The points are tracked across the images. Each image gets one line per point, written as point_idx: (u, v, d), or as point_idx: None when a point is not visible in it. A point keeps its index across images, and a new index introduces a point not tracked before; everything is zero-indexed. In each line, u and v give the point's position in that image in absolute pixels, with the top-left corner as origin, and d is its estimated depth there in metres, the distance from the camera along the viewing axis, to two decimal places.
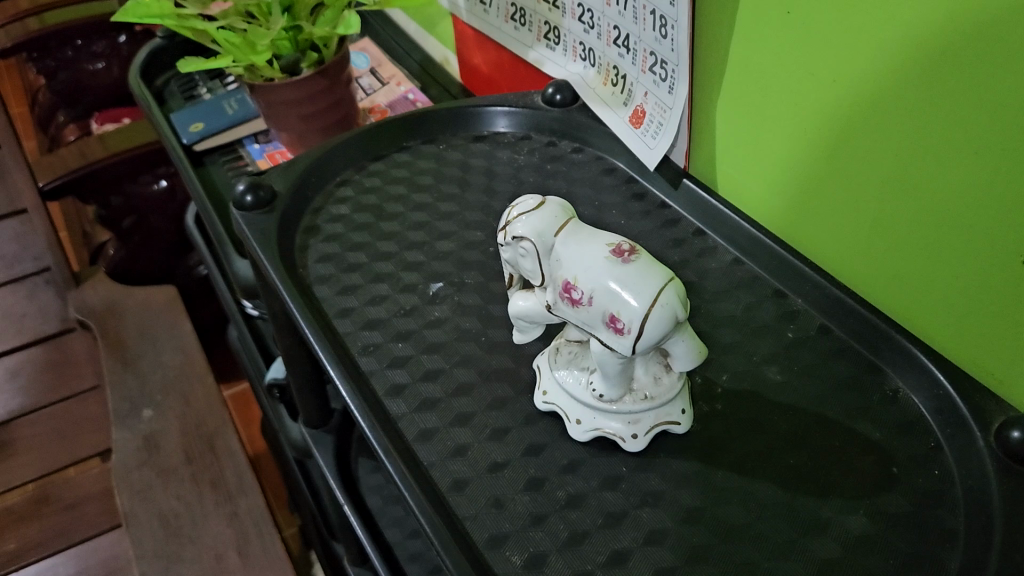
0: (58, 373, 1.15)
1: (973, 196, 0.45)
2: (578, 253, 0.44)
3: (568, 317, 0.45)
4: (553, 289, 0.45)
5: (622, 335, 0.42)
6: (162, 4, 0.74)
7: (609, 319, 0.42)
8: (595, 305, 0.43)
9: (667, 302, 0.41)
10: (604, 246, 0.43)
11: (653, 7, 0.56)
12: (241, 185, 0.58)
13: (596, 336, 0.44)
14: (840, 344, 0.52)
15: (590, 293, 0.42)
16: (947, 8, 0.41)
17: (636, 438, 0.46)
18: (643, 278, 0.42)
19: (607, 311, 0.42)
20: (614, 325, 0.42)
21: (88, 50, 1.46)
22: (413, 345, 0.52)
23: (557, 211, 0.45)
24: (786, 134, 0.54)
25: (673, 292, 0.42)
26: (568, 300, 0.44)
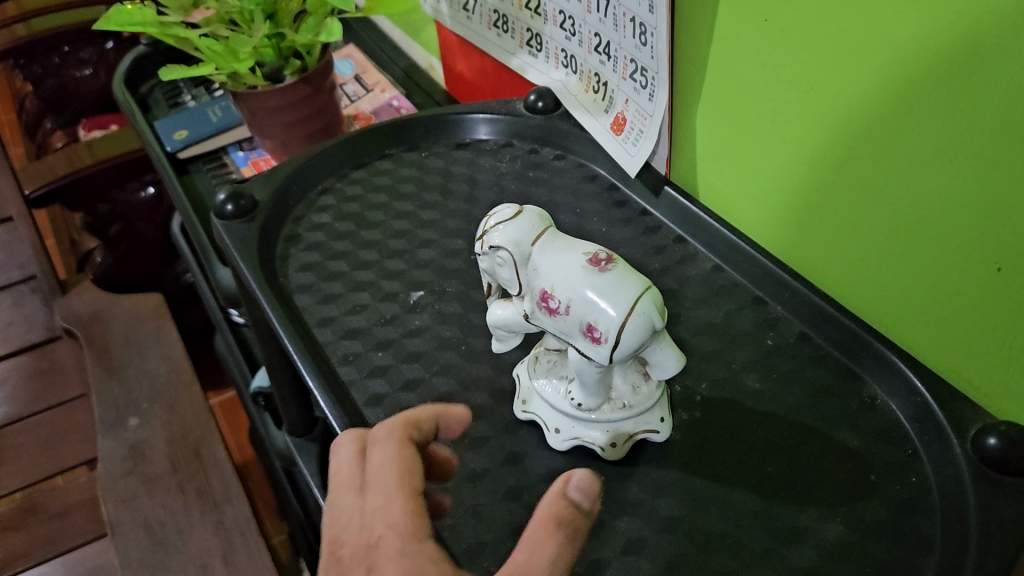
0: (45, 382, 1.14)
1: (950, 204, 0.45)
2: (555, 262, 0.44)
3: (546, 326, 0.45)
4: (530, 298, 0.45)
5: (599, 344, 0.42)
6: (145, 13, 0.74)
7: (585, 328, 0.42)
8: (572, 315, 0.42)
9: (644, 310, 0.41)
10: (580, 254, 0.43)
11: (633, 14, 0.57)
12: (221, 194, 0.58)
13: (573, 346, 0.44)
14: (819, 351, 0.52)
15: (566, 302, 0.42)
16: (921, 15, 0.42)
17: (615, 447, 0.46)
18: (620, 286, 0.42)
19: (584, 320, 0.42)
20: (591, 334, 0.42)
21: (75, 56, 1.44)
22: (393, 355, 0.52)
23: (535, 221, 0.46)
24: (766, 142, 0.54)
25: (650, 302, 0.42)
26: (546, 309, 0.44)
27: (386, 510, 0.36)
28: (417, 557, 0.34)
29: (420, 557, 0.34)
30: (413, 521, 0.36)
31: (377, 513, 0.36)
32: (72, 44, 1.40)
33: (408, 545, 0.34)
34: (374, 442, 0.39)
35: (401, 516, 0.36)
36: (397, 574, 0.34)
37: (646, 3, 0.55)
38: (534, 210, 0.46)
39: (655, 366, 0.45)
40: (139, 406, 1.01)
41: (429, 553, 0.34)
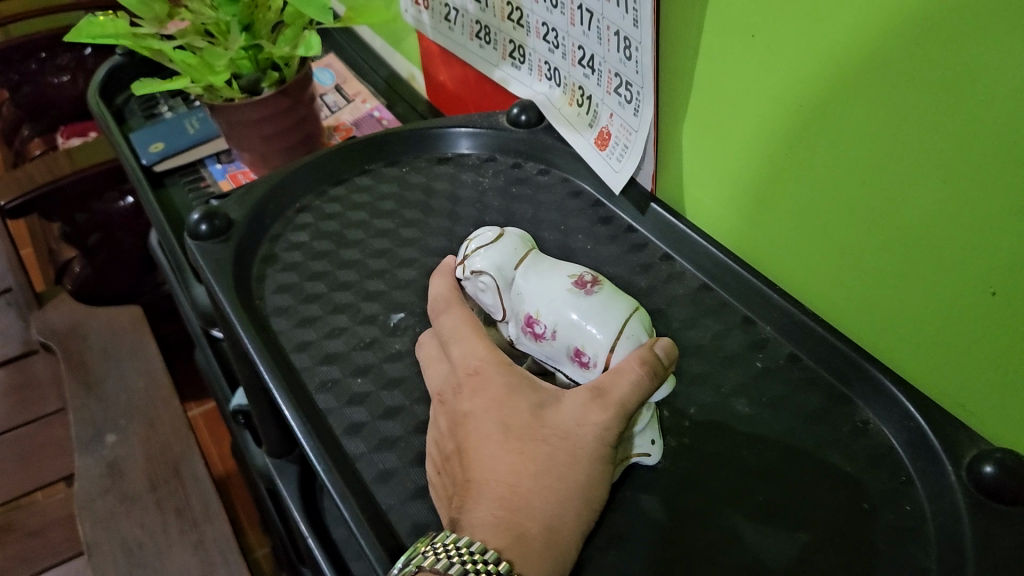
0: (21, 396, 1.12)
1: (940, 225, 0.44)
2: (540, 289, 0.46)
3: (532, 350, 0.47)
4: (515, 323, 0.47)
5: (588, 366, 0.44)
6: (118, 24, 0.72)
7: (574, 352, 0.44)
8: (559, 339, 0.44)
9: (632, 332, 0.44)
10: (566, 277, 0.46)
11: (617, 28, 0.56)
12: (196, 214, 0.58)
13: (560, 368, 0.46)
14: (811, 374, 0.51)
15: (554, 328, 0.44)
16: (911, 32, 0.41)
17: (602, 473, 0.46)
18: (608, 307, 0.44)
19: (572, 345, 0.44)
20: (579, 358, 0.44)
21: (53, 63, 1.41)
22: (372, 381, 0.50)
23: (519, 245, 0.49)
24: (752, 157, 0.53)
25: (640, 322, 0.44)
26: (531, 333, 0.46)
27: (475, 350, 0.46)
28: (509, 378, 0.45)
29: (515, 379, 0.45)
30: (499, 357, 0.46)
31: (467, 354, 0.46)
32: (49, 49, 1.38)
33: (502, 375, 0.45)
34: (444, 305, 0.49)
35: (490, 354, 0.46)
36: (503, 391, 0.44)
37: (631, 18, 0.54)
38: (516, 236, 0.50)
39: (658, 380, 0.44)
40: (117, 422, 0.99)
41: (518, 375, 0.45)
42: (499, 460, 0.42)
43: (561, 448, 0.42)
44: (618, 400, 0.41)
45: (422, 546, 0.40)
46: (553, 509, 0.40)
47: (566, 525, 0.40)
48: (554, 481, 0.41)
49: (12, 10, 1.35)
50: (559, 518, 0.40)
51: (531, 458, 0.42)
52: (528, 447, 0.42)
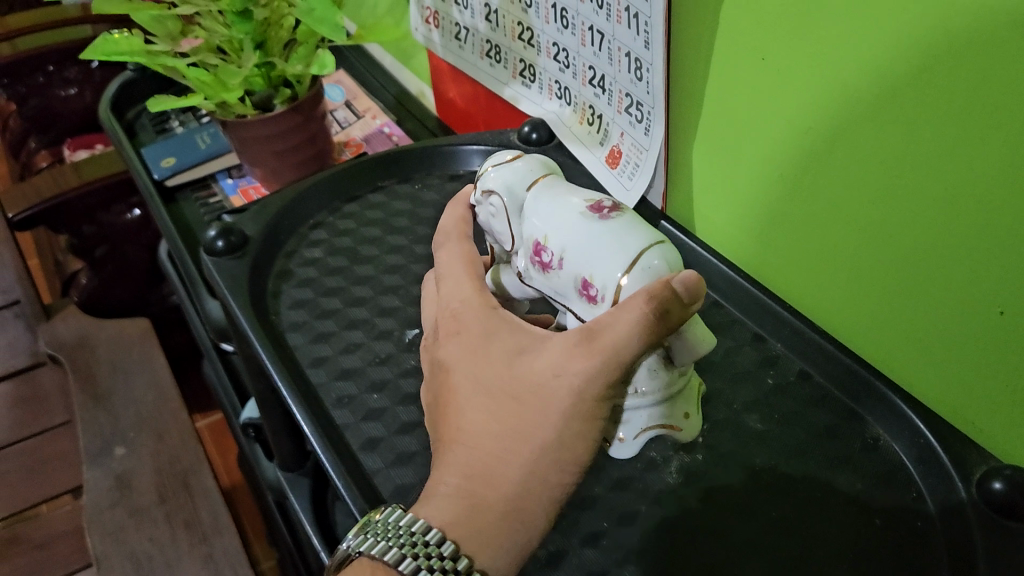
0: (28, 408, 1.12)
1: (947, 246, 0.45)
2: (550, 214, 0.45)
3: (542, 278, 0.47)
4: (524, 254, 0.47)
5: (593, 294, 0.44)
6: (132, 42, 0.73)
7: (580, 281, 0.44)
8: (566, 267, 0.44)
9: (648, 262, 0.42)
10: (582, 202, 0.45)
11: (628, 49, 0.57)
12: (211, 230, 0.58)
13: (570, 296, 0.46)
14: (821, 391, 0.51)
15: (559, 255, 0.44)
16: (920, 58, 0.41)
17: (626, 443, 0.47)
18: (621, 231, 0.43)
19: (581, 276, 0.44)
20: (585, 286, 0.44)
21: (61, 76, 1.42)
22: (388, 397, 0.51)
23: (540, 169, 0.49)
24: (761, 175, 0.54)
25: (661, 249, 0.42)
26: (540, 263, 0.46)
27: (460, 293, 0.47)
28: (490, 323, 0.45)
29: (497, 324, 0.45)
30: (483, 298, 0.47)
31: (452, 295, 0.47)
32: (57, 62, 1.39)
33: (484, 321, 0.45)
34: (446, 239, 0.50)
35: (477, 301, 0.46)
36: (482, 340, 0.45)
37: (642, 39, 0.55)
38: (536, 161, 0.49)
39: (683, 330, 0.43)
40: (125, 435, 0.99)
41: (499, 320, 0.45)
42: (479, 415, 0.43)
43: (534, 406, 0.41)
44: (602, 346, 0.39)
45: (377, 516, 0.43)
46: (519, 477, 0.41)
47: (531, 494, 0.41)
48: (522, 445, 0.41)
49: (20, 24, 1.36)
50: (528, 484, 0.41)
51: (506, 415, 0.42)
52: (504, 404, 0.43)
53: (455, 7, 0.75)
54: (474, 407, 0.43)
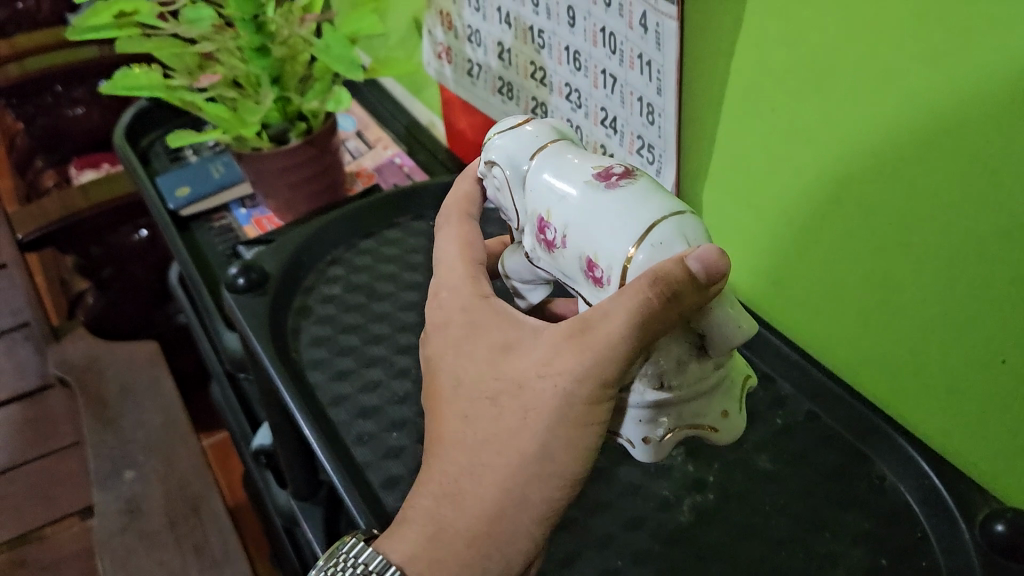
0: (36, 431, 1.13)
1: (951, 296, 0.47)
2: (553, 187, 0.43)
3: (550, 257, 0.44)
4: (530, 231, 0.45)
5: (601, 276, 0.41)
6: (152, 77, 0.75)
7: (586, 260, 0.42)
8: (571, 246, 0.42)
9: (660, 235, 0.39)
10: (591, 170, 0.43)
11: (640, 94, 0.59)
12: (233, 268, 0.60)
13: (579, 278, 0.44)
14: (828, 431, 0.54)
15: (564, 232, 0.42)
16: (928, 116, 0.43)
17: (648, 443, 0.45)
18: (632, 201, 0.40)
19: (585, 255, 0.41)
20: (591, 267, 0.42)
21: (68, 96, 1.43)
22: (408, 435, 0.52)
23: (551, 131, 0.46)
24: (770, 218, 0.56)
25: (676, 221, 0.40)
26: (545, 241, 0.44)
27: (454, 284, 0.49)
28: (486, 314, 0.47)
29: (489, 315, 0.47)
30: (476, 286, 0.48)
31: (448, 281, 0.49)
32: (65, 82, 1.39)
33: (479, 312, 0.47)
34: (444, 219, 0.51)
35: (468, 291, 0.48)
36: (476, 335, 0.46)
37: (654, 86, 0.57)
38: (546, 126, 0.47)
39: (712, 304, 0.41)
40: (135, 459, 1.00)
41: (494, 311, 0.47)
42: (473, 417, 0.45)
43: (520, 411, 0.43)
44: (590, 341, 0.40)
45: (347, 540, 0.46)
46: (495, 490, 0.43)
47: (507, 512, 0.43)
48: (504, 456, 0.43)
49: (28, 45, 1.36)
50: (508, 496, 0.43)
51: (496, 418, 0.44)
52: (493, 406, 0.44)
53: (468, 44, 0.77)
54: (468, 407, 0.45)
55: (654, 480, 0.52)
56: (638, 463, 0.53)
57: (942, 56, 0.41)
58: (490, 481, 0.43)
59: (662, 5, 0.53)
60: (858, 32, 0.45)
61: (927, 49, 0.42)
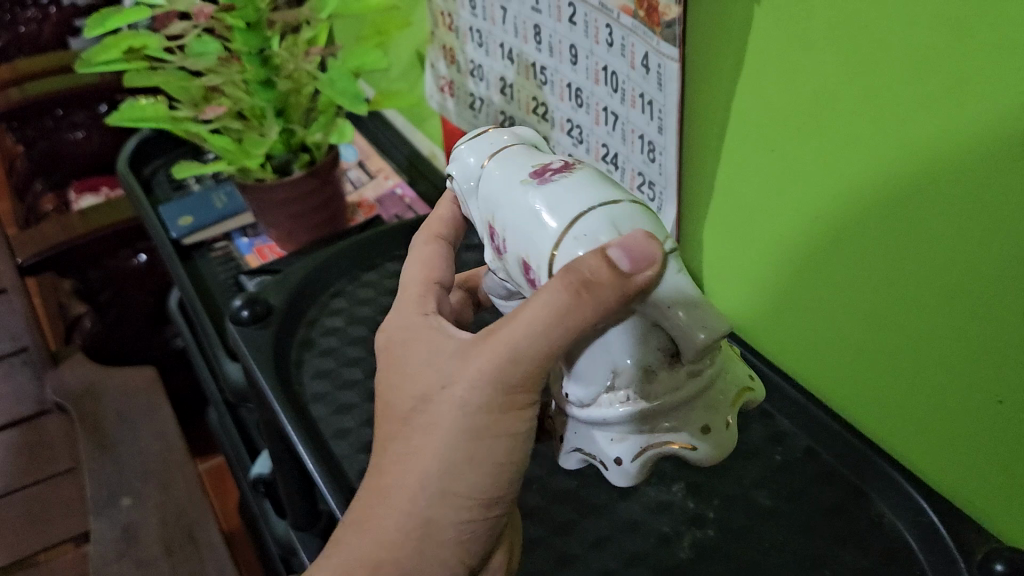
0: (32, 456, 1.12)
1: (947, 338, 0.48)
2: (493, 188, 0.43)
3: (503, 261, 0.45)
4: (485, 237, 0.46)
5: (535, 276, 0.42)
6: (158, 108, 0.76)
7: (523, 262, 0.42)
8: (509, 249, 0.42)
9: (586, 230, 0.39)
10: (531, 167, 0.42)
11: (641, 132, 0.60)
12: (238, 300, 0.61)
13: (526, 281, 0.44)
14: (827, 466, 0.54)
15: (503, 236, 0.42)
16: (923, 162, 0.45)
17: (621, 464, 0.44)
18: (559, 196, 0.40)
19: (521, 257, 0.42)
20: (527, 268, 0.42)
21: (68, 120, 1.40)
22: None
23: (514, 134, 0.47)
24: (771, 257, 0.57)
25: (605, 213, 0.39)
26: (494, 245, 0.44)
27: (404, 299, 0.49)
28: (418, 321, 0.47)
29: (420, 323, 0.47)
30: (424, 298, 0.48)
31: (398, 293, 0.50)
32: (64, 106, 1.36)
33: (415, 317, 0.47)
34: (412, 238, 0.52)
35: (408, 300, 0.48)
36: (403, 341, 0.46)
37: (655, 125, 0.58)
38: (513, 134, 0.47)
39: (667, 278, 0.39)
40: (132, 485, 1.00)
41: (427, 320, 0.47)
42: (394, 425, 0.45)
43: (430, 420, 0.43)
44: (495, 348, 0.41)
45: None
46: (404, 503, 0.43)
47: (413, 530, 0.43)
48: (411, 467, 0.43)
49: (31, 69, 1.36)
50: (416, 512, 0.43)
51: (410, 427, 0.44)
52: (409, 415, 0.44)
53: (471, 78, 0.78)
54: (391, 415, 0.46)
55: (653, 515, 0.52)
56: (637, 499, 0.53)
57: (936, 104, 0.43)
58: (398, 492, 0.43)
59: (663, 47, 0.54)
60: (855, 79, 0.46)
61: (921, 97, 0.43)
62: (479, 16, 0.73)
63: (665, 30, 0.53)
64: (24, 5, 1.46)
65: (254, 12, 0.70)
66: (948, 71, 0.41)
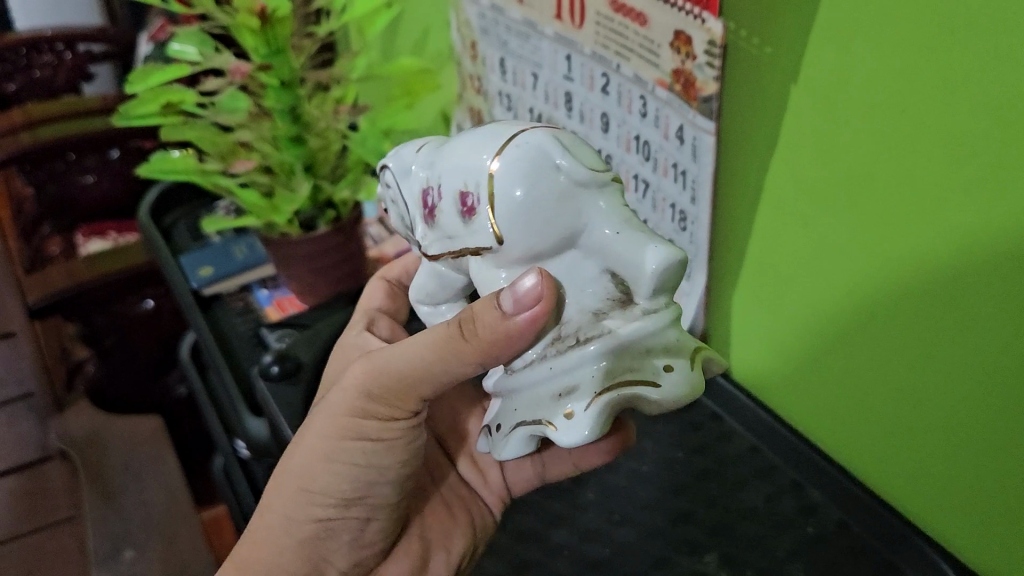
0: (32, 502, 1.03)
1: (977, 414, 0.49)
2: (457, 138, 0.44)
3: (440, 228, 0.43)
4: (439, 207, 0.43)
5: (473, 216, 0.41)
6: (187, 162, 0.78)
7: (462, 201, 0.42)
8: (450, 188, 0.42)
9: (529, 141, 0.41)
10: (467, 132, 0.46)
11: (672, 202, 0.63)
12: (270, 357, 0.69)
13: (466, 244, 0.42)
14: (856, 541, 0.58)
15: (463, 175, 0.42)
16: (957, 244, 0.46)
17: (578, 413, 0.39)
18: (494, 127, 0.43)
19: (464, 190, 0.42)
20: (465, 205, 0.42)
21: (80, 165, 1.24)
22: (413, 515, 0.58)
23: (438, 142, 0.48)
24: (799, 325, 0.59)
25: (551, 135, 0.41)
26: (461, 211, 0.42)
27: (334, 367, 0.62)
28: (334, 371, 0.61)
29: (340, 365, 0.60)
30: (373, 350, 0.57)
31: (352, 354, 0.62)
32: (79, 148, 1.20)
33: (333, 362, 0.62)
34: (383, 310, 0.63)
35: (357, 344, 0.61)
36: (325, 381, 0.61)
37: (688, 196, 0.61)
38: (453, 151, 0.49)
39: (601, 194, 0.41)
40: (135, 536, 0.96)
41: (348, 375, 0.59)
42: (293, 468, 0.53)
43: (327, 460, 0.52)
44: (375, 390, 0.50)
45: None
46: (298, 524, 0.52)
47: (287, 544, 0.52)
48: (302, 497, 0.52)
49: (46, 114, 1.24)
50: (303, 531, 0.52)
51: (306, 474, 0.52)
52: (299, 461, 0.53)
53: None
54: (293, 466, 0.53)
55: None
56: (670, 568, 0.58)
57: (971, 191, 0.44)
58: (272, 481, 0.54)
59: (700, 120, 0.56)
60: (889, 160, 0.47)
61: (961, 179, 0.44)
62: (509, 81, 0.75)
63: (702, 104, 0.55)
64: (40, 50, 1.38)
65: (289, 70, 0.73)
66: (986, 156, 0.42)
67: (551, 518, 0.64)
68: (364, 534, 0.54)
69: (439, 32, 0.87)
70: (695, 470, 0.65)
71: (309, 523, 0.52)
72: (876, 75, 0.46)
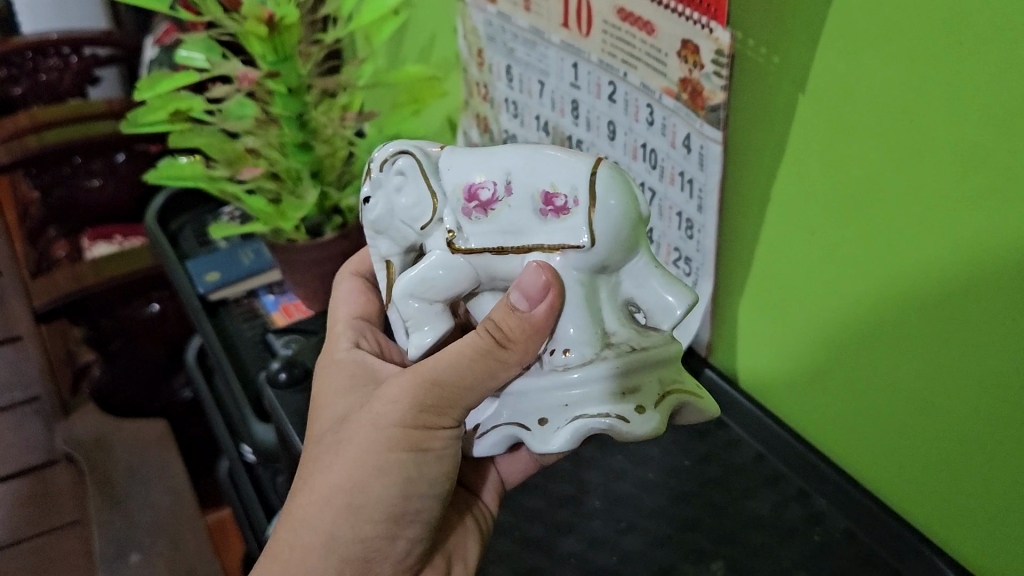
0: (38, 507, 1.02)
1: (984, 425, 0.49)
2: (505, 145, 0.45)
3: (501, 223, 0.44)
4: (506, 204, 0.44)
5: (563, 216, 0.43)
6: (195, 168, 0.78)
7: (546, 201, 0.43)
8: (531, 187, 0.43)
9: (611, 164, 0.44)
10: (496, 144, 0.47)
11: (679, 210, 0.63)
12: (278, 364, 0.69)
13: (536, 242, 0.43)
14: (863, 550, 0.58)
15: (550, 177, 0.43)
16: (964, 255, 0.46)
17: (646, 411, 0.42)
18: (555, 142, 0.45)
19: (548, 190, 0.43)
20: (551, 205, 0.43)
21: (86, 168, 1.24)
22: None
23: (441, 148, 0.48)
24: (805, 333, 0.59)
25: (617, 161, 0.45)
26: (545, 211, 0.43)
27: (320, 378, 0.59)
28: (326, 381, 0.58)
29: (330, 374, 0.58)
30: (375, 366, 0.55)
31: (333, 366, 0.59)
32: (85, 151, 1.20)
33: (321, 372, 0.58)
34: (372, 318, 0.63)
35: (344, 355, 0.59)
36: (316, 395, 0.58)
37: (695, 204, 0.61)
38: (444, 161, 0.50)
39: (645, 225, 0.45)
40: (141, 540, 0.96)
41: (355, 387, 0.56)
42: (334, 485, 0.50)
43: (373, 476, 0.50)
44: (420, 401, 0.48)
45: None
46: (344, 541, 0.50)
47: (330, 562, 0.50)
48: (350, 514, 0.50)
49: (52, 118, 1.24)
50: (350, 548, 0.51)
51: (353, 491, 0.50)
52: (343, 478, 0.50)
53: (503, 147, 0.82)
54: (333, 483, 0.50)
55: None
56: None
57: (979, 203, 0.44)
58: (308, 498, 0.51)
59: (707, 129, 0.56)
60: (895, 171, 0.47)
61: (969, 191, 0.44)
62: (516, 88, 0.76)
63: (710, 113, 0.55)
64: (47, 53, 1.38)
65: (297, 77, 0.73)
66: (995, 168, 0.42)
67: (558, 526, 0.64)
68: (406, 549, 0.53)
69: (446, 38, 0.87)
70: (701, 478, 0.65)
71: (356, 539, 0.51)
72: (884, 86, 0.46)
